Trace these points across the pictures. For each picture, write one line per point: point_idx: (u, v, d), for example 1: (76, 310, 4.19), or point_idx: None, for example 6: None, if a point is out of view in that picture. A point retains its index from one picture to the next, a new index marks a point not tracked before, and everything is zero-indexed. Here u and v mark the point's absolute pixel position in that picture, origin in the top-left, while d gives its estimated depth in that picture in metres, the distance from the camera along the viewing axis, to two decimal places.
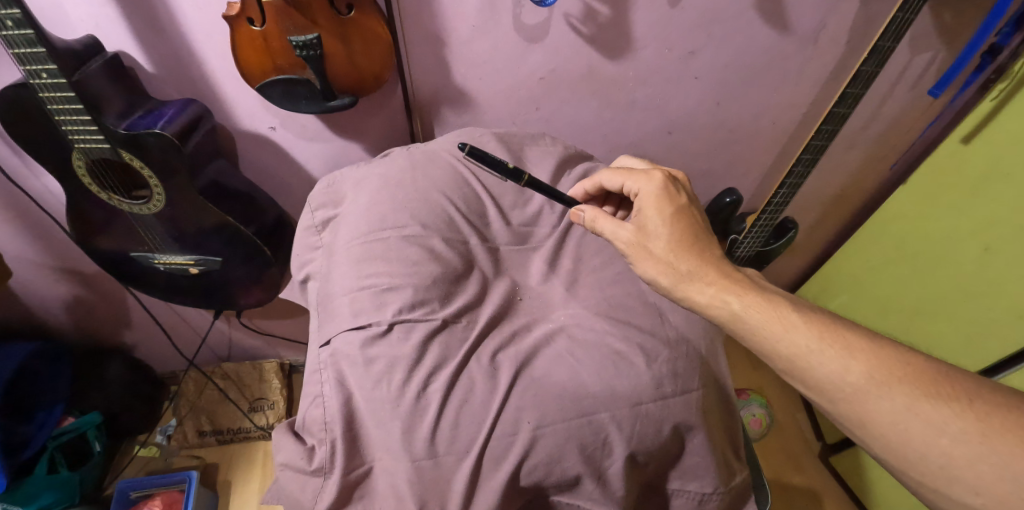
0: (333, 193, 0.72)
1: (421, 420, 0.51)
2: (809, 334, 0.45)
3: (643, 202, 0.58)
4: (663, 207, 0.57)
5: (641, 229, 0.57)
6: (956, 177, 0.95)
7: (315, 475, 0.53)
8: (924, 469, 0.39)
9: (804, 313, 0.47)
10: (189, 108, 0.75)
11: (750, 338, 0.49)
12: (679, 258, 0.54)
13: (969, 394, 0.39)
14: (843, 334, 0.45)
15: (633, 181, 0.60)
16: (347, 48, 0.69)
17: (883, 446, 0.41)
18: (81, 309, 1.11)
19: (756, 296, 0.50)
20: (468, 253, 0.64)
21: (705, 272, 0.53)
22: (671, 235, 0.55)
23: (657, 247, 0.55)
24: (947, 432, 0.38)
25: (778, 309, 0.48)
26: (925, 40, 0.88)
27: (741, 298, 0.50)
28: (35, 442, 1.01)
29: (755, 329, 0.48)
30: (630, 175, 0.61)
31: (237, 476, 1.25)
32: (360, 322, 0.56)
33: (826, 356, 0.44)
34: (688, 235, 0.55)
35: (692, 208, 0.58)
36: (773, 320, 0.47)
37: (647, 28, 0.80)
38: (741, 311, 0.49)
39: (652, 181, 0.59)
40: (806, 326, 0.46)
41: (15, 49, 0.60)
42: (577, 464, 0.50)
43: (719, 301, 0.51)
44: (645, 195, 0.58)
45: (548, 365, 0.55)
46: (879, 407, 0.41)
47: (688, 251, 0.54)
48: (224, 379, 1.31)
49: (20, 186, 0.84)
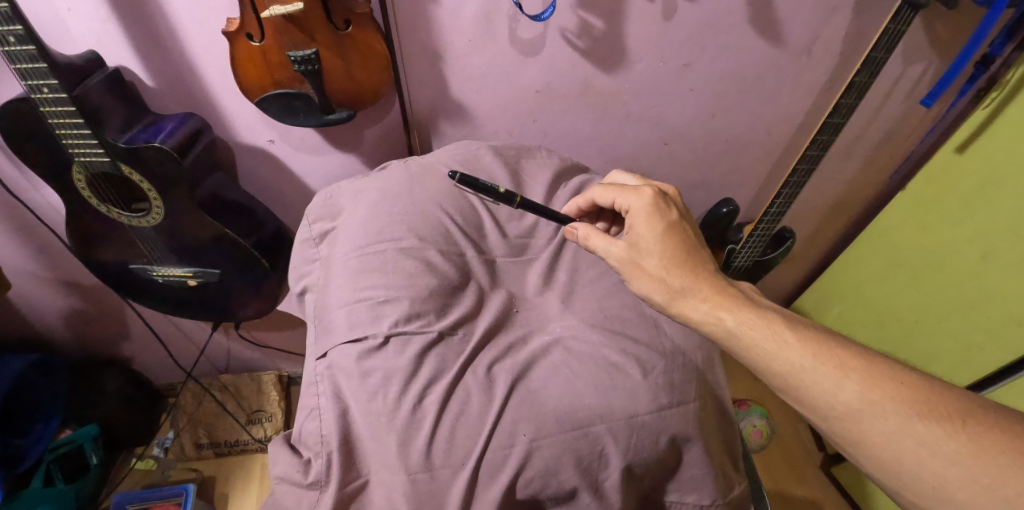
0: (330, 207, 0.72)
1: (418, 433, 0.51)
2: (803, 352, 0.46)
3: (634, 219, 0.58)
4: (654, 223, 0.57)
5: (633, 246, 0.57)
6: (953, 189, 0.96)
7: (310, 489, 0.53)
8: (918, 490, 0.39)
9: (798, 331, 0.48)
10: (189, 122, 0.76)
11: (745, 354, 0.49)
12: (672, 274, 0.55)
13: (962, 415, 0.39)
14: (837, 353, 0.45)
15: (623, 198, 0.61)
16: (345, 63, 0.70)
17: (877, 465, 0.41)
18: (79, 321, 1.11)
19: (750, 313, 0.50)
20: (464, 265, 0.64)
21: (698, 288, 0.53)
22: (663, 252, 0.56)
23: (649, 263, 0.56)
24: (940, 453, 0.38)
25: (771, 327, 0.48)
26: (918, 51, 0.89)
27: (735, 315, 0.50)
28: (32, 454, 1.02)
29: (750, 346, 0.48)
30: (620, 192, 0.62)
31: (235, 489, 1.24)
32: (357, 335, 0.56)
33: (820, 374, 0.44)
34: (681, 251, 0.56)
35: (683, 223, 0.58)
36: (767, 338, 0.48)
37: (642, 40, 0.81)
38: (735, 328, 0.49)
39: (642, 197, 0.59)
40: (800, 344, 0.46)
41: (16, 64, 0.61)
42: (573, 477, 0.50)
43: (713, 317, 0.51)
44: (635, 212, 0.59)
45: (545, 377, 0.55)
46: (873, 427, 0.41)
47: (681, 267, 0.54)
48: (222, 391, 1.30)
49: (20, 199, 0.85)
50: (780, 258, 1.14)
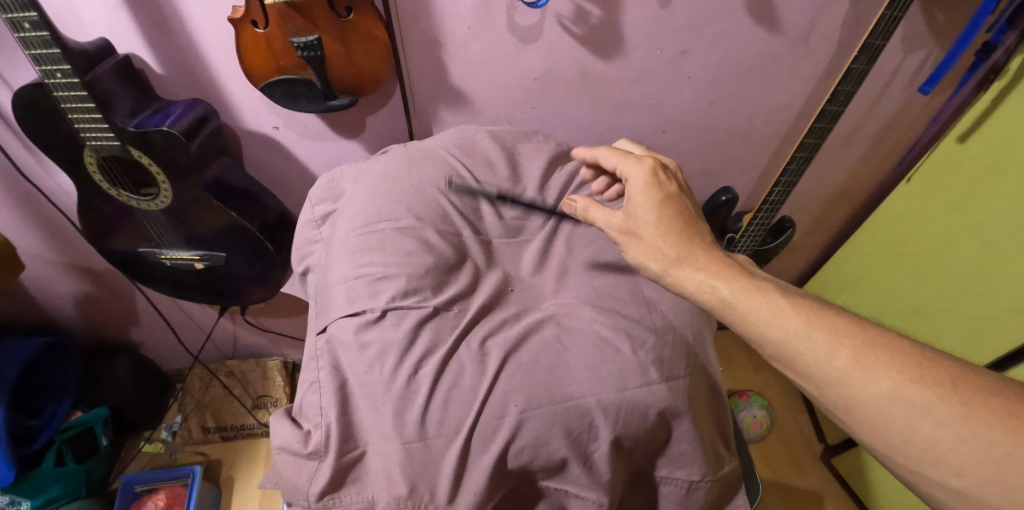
0: (332, 189, 0.74)
1: (412, 403, 0.52)
2: (798, 320, 0.46)
3: (632, 188, 0.60)
4: (652, 193, 0.59)
5: (630, 216, 0.59)
6: (954, 176, 0.96)
7: (310, 459, 0.54)
8: (907, 452, 0.40)
9: (793, 299, 0.48)
10: (196, 108, 0.78)
11: (738, 324, 0.49)
12: (669, 244, 0.56)
13: (953, 379, 0.40)
14: (831, 320, 0.45)
15: (625, 165, 0.63)
16: (346, 50, 0.72)
17: (868, 430, 0.42)
18: (90, 306, 1.14)
19: (745, 282, 0.50)
20: (460, 244, 0.66)
21: (694, 258, 0.54)
22: (659, 222, 0.57)
23: (646, 232, 0.57)
24: (931, 416, 0.39)
25: (766, 295, 0.49)
26: (918, 39, 0.89)
27: (730, 284, 0.51)
28: (45, 433, 1.05)
29: (744, 314, 0.49)
30: (623, 159, 0.64)
31: (240, 473, 1.27)
32: (355, 309, 0.58)
33: (814, 341, 0.44)
34: (677, 222, 0.57)
35: (682, 196, 0.60)
36: (762, 307, 0.48)
37: (639, 27, 0.82)
38: (730, 297, 0.50)
39: (642, 167, 0.61)
40: (794, 311, 0.47)
41: (31, 50, 0.63)
42: (563, 447, 0.52)
43: (708, 286, 0.51)
44: (634, 181, 0.61)
45: (537, 351, 0.56)
46: (865, 392, 0.42)
47: (677, 238, 0.56)
48: (229, 376, 1.33)
49: (34, 184, 0.87)
50: (780, 248, 1.16)
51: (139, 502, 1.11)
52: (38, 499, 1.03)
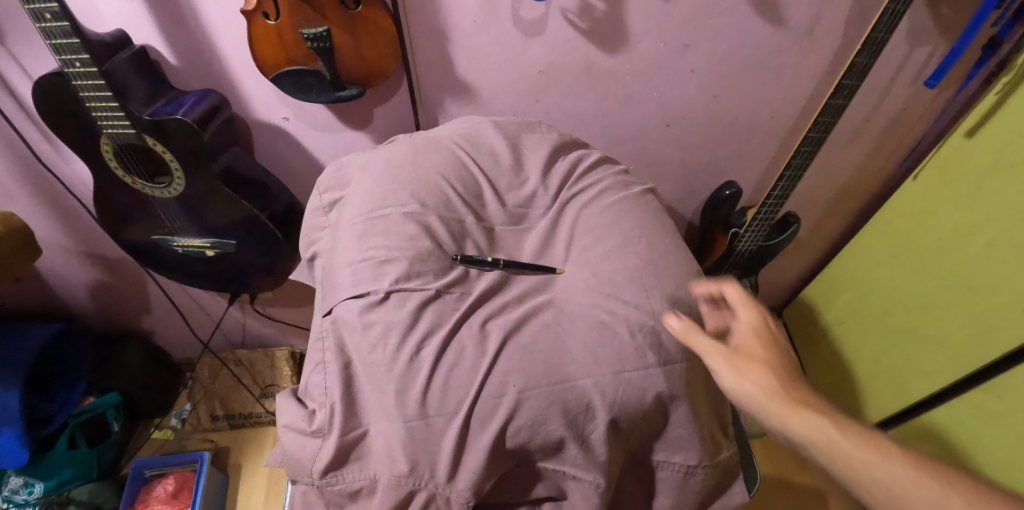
0: (340, 177, 0.76)
1: (414, 382, 0.54)
2: (906, 467, 0.47)
3: (742, 330, 0.59)
4: (761, 341, 0.58)
5: (746, 352, 0.56)
6: (961, 172, 0.96)
7: (314, 437, 0.56)
8: None
9: (897, 446, 0.49)
10: (208, 98, 0.80)
11: (849, 470, 0.49)
12: (782, 385, 0.54)
13: None
14: (938, 469, 0.47)
15: (736, 305, 0.61)
16: (355, 41, 0.73)
17: None
18: (103, 293, 1.17)
19: (854, 426, 0.50)
20: (463, 230, 0.67)
21: (805, 400, 0.52)
22: (772, 366, 0.55)
23: (760, 370, 0.55)
24: None
25: (872, 437, 0.50)
26: (922, 33, 0.89)
27: (841, 426, 0.50)
28: (57, 418, 1.08)
29: (856, 460, 0.48)
30: (737, 298, 0.62)
31: (249, 459, 1.29)
32: (360, 291, 0.60)
33: (926, 487, 0.46)
34: (787, 370, 0.55)
35: (786, 350, 0.58)
36: (869, 450, 0.48)
37: (643, 21, 0.83)
38: (842, 440, 0.49)
39: (754, 314, 0.60)
40: (902, 458, 0.48)
41: (51, 40, 0.66)
42: (560, 427, 0.53)
43: (823, 429, 0.50)
44: (743, 325, 0.59)
45: (536, 332, 0.57)
46: None
47: (789, 383, 0.54)
48: (238, 365, 1.35)
49: (51, 171, 0.90)
50: (785, 243, 1.16)
51: (148, 487, 1.13)
52: (52, 481, 1.07)
